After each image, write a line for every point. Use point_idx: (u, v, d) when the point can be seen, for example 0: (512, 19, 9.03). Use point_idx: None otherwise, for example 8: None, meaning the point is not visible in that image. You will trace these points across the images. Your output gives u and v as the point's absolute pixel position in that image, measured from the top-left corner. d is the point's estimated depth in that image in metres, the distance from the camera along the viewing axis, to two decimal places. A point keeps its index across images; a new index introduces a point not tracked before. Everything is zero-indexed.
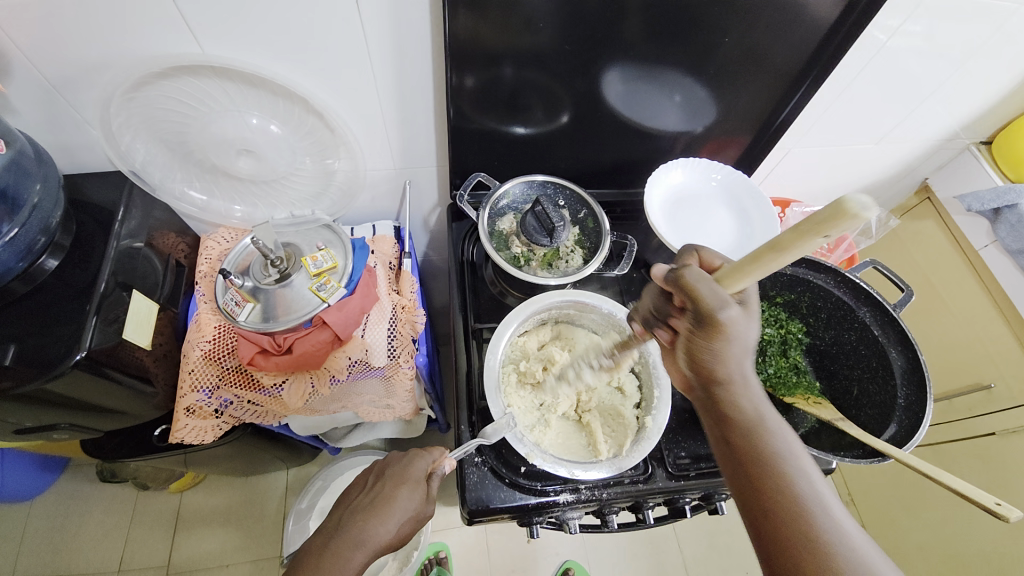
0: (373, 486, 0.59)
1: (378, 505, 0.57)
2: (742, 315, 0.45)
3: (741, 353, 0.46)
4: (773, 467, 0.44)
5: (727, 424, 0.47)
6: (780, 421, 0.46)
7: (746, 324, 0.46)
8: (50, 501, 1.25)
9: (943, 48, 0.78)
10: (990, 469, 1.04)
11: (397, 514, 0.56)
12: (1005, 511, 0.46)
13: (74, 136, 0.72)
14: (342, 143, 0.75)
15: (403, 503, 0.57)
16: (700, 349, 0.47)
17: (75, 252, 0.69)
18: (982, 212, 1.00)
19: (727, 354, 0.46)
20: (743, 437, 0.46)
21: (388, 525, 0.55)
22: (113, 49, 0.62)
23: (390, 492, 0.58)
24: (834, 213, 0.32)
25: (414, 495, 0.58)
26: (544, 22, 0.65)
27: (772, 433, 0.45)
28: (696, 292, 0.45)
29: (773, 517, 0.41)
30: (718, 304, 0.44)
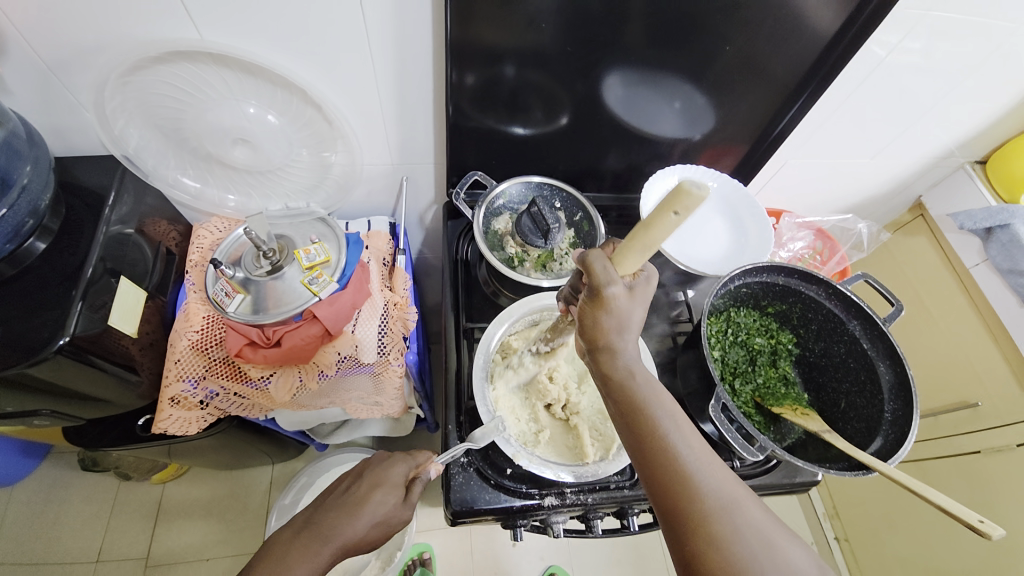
0: (349, 484, 0.58)
1: (352, 503, 0.55)
2: (627, 295, 0.47)
3: (624, 325, 0.47)
4: (650, 423, 0.45)
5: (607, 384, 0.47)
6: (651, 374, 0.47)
7: (629, 303, 0.47)
8: (30, 488, 1.23)
9: (942, 66, 0.79)
10: (974, 486, 1.05)
11: (370, 513, 0.54)
12: (987, 528, 0.45)
13: (67, 119, 0.71)
14: (340, 136, 0.74)
15: (377, 504, 0.55)
16: (587, 320, 0.47)
17: (63, 237, 0.68)
18: (974, 230, 1.01)
19: (610, 324, 0.47)
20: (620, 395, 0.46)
21: (360, 524, 0.54)
22: (111, 32, 0.61)
23: (365, 491, 0.56)
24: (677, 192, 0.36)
25: (389, 498, 0.56)
26: (547, 23, 0.65)
27: (646, 387, 0.46)
28: (591, 269, 0.46)
29: (660, 474, 0.43)
30: (605, 279, 0.45)
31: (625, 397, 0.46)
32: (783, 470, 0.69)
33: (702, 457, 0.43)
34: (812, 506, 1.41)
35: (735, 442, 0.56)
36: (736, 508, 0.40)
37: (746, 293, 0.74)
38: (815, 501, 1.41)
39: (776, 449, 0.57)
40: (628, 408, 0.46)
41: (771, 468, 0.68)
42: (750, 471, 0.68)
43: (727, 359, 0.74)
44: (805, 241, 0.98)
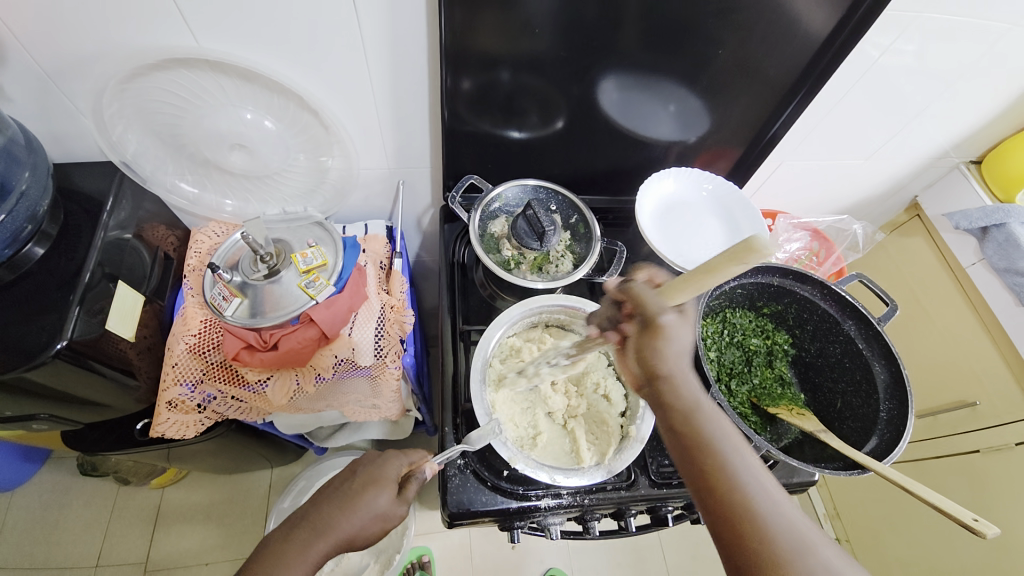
0: (343, 480, 0.59)
1: (346, 500, 0.56)
2: (679, 319, 0.49)
3: (679, 350, 0.49)
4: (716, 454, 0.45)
5: (670, 414, 0.48)
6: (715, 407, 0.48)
7: (683, 325, 0.49)
8: (30, 493, 1.23)
9: (934, 67, 0.79)
10: (974, 486, 1.05)
11: (361, 509, 0.56)
12: (981, 527, 0.45)
13: (65, 125, 0.71)
14: (336, 141, 0.75)
15: (372, 501, 0.56)
16: (644, 346, 0.49)
17: (62, 242, 0.69)
18: (970, 230, 1.01)
19: (666, 350, 0.49)
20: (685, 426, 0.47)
21: (354, 522, 0.55)
22: (109, 40, 0.62)
23: (360, 489, 0.57)
24: (746, 247, 0.38)
25: (383, 495, 0.57)
26: (541, 28, 0.66)
27: (710, 422, 0.47)
28: (641, 299, 0.50)
29: (726, 508, 0.43)
30: (658, 308, 0.49)
31: (690, 429, 0.47)
32: (781, 470, 0.68)
33: (772, 497, 0.43)
34: (812, 506, 1.41)
35: None
36: (810, 552, 0.40)
37: (741, 294, 0.74)
38: (815, 502, 1.40)
39: (771, 448, 0.57)
40: (695, 440, 0.46)
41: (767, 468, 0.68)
42: None
43: (723, 360, 0.74)
44: (800, 242, 0.98)
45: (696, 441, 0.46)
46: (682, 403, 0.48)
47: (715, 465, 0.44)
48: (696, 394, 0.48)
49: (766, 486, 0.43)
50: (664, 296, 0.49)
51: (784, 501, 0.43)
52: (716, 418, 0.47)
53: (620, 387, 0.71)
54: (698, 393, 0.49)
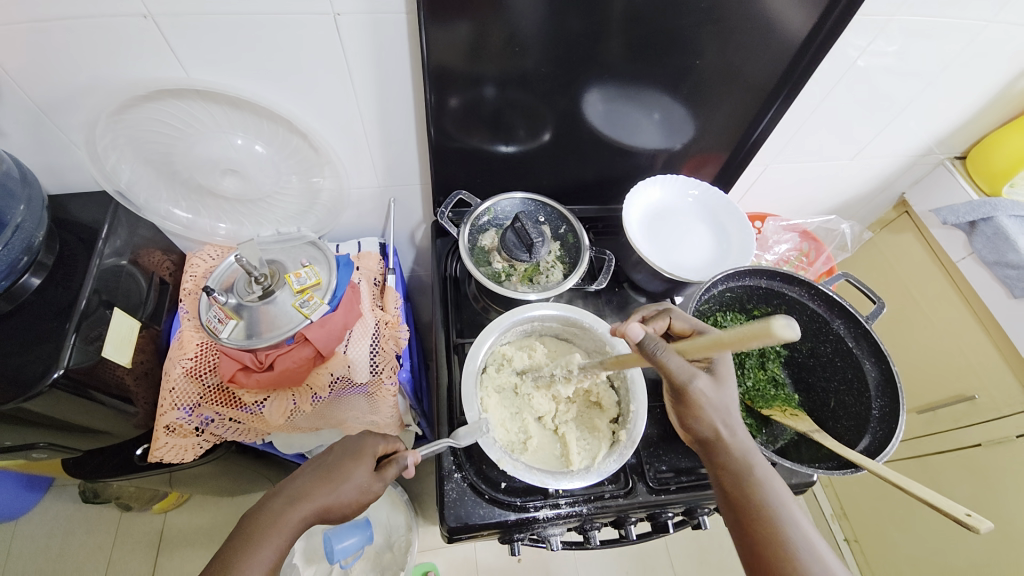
0: (322, 459, 0.60)
1: (324, 474, 0.57)
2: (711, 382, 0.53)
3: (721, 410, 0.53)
4: (768, 515, 0.49)
5: (720, 467, 0.53)
6: (768, 468, 0.52)
7: (717, 391, 0.53)
8: (31, 523, 1.22)
9: (913, 67, 0.81)
10: (978, 480, 1.04)
11: (341, 482, 0.56)
12: (975, 522, 0.45)
13: (60, 157, 0.73)
14: (326, 162, 0.76)
15: (351, 475, 0.57)
16: (685, 417, 0.54)
17: (58, 271, 0.70)
18: (958, 224, 1.02)
19: (709, 421, 0.53)
20: (736, 485, 0.51)
21: (331, 494, 0.55)
22: (101, 74, 0.63)
23: (339, 464, 0.58)
24: (763, 331, 0.38)
25: (363, 471, 0.58)
26: (524, 45, 0.67)
27: (761, 480, 0.51)
28: (665, 367, 0.51)
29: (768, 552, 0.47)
30: (685, 378, 0.51)
31: (741, 487, 0.51)
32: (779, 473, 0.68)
33: (817, 554, 0.46)
34: (819, 507, 1.39)
35: None
36: None
37: (730, 296, 0.74)
38: (822, 502, 1.39)
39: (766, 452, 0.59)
40: (745, 498, 0.50)
41: None
42: None
43: None
44: (790, 243, 0.99)
45: (746, 497, 0.50)
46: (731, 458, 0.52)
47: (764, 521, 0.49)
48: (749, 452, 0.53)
49: (814, 545, 0.47)
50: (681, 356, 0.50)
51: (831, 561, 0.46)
52: (767, 477, 0.51)
53: (612, 393, 0.71)
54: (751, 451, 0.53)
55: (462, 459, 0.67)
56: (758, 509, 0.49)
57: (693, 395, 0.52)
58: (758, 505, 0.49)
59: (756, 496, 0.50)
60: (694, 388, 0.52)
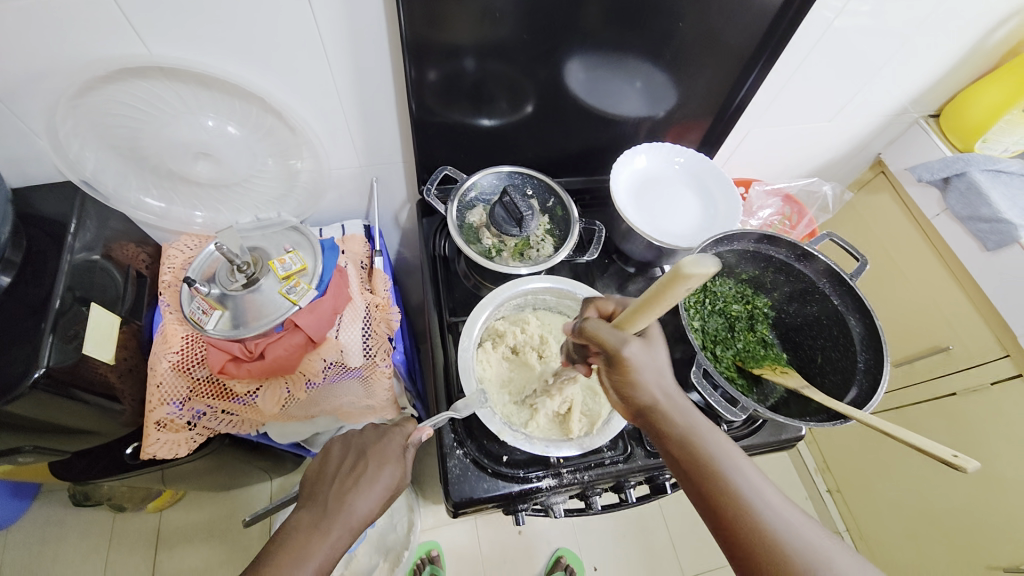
0: (343, 468, 0.60)
1: (354, 483, 0.58)
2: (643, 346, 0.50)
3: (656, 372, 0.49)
4: (721, 482, 0.45)
5: (666, 441, 0.48)
6: (711, 428, 0.48)
7: (650, 350, 0.50)
8: (22, 531, 1.19)
9: (888, 25, 0.81)
10: (955, 426, 1.10)
11: (378, 490, 0.58)
12: (962, 462, 0.47)
13: (18, 147, 0.68)
14: (304, 142, 0.74)
15: (379, 478, 0.58)
16: (620, 390, 0.50)
17: (28, 269, 0.66)
18: (932, 181, 1.04)
19: (647, 387, 0.49)
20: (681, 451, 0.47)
21: (366, 501, 0.56)
22: (55, 55, 0.59)
23: (364, 470, 0.59)
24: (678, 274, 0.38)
25: (391, 472, 0.59)
26: (502, 12, 0.65)
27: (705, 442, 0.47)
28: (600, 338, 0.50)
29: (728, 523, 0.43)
30: (617, 342, 0.49)
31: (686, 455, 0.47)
32: (769, 429, 0.72)
33: (774, 504, 0.44)
34: (804, 464, 1.46)
35: (718, 405, 0.60)
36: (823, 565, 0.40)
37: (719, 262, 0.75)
38: (806, 459, 1.45)
39: (758, 409, 0.60)
40: (692, 466, 0.46)
41: (758, 428, 0.72)
42: (737, 433, 0.71)
43: (707, 328, 0.75)
44: (773, 208, 1.00)
45: (695, 470, 0.46)
46: (676, 432, 0.48)
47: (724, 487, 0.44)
48: (689, 419, 0.48)
49: (766, 498, 0.44)
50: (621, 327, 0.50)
51: (797, 519, 0.43)
52: (717, 440, 0.47)
53: None
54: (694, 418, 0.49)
55: (463, 435, 0.67)
56: (710, 473, 0.45)
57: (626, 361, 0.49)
58: (712, 474, 0.45)
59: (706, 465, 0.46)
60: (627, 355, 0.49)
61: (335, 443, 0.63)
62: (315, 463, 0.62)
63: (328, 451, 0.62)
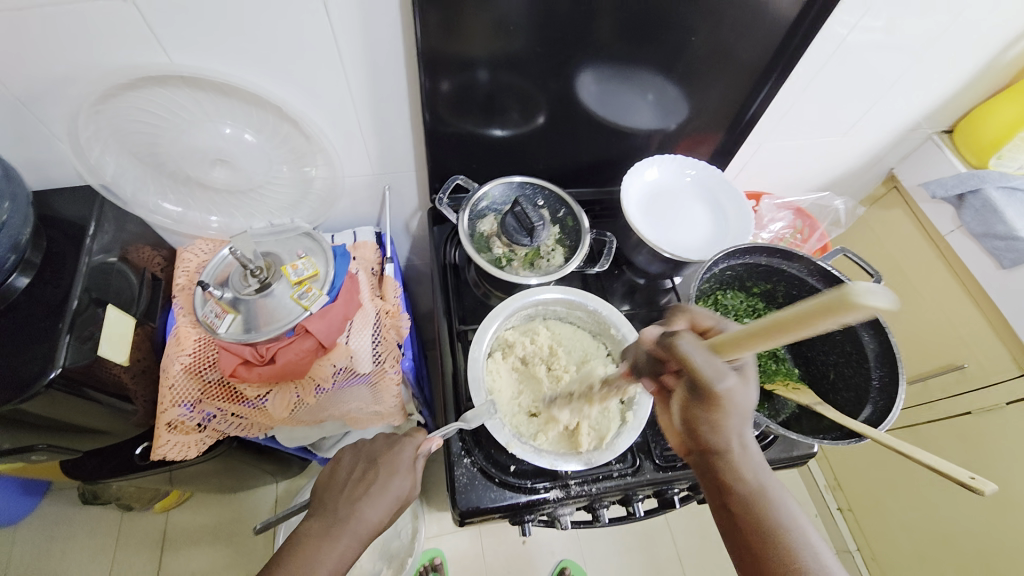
0: (353, 476, 0.60)
1: (362, 492, 0.58)
2: (739, 384, 0.44)
3: (743, 413, 0.45)
4: (781, 544, 0.43)
5: (730, 494, 0.46)
6: (778, 484, 0.46)
7: (745, 392, 0.45)
8: (30, 529, 1.20)
9: (901, 42, 0.81)
10: (969, 446, 1.08)
11: (387, 500, 0.58)
12: (979, 484, 0.47)
13: (41, 151, 0.70)
14: (319, 149, 0.75)
15: (389, 487, 0.58)
16: (699, 424, 0.46)
17: (47, 270, 0.68)
18: (946, 197, 1.03)
19: (728, 431, 0.45)
20: (744, 506, 0.45)
21: (374, 510, 0.57)
22: (80, 63, 0.61)
23: (374, 478, 0.59)
24: (837, 302, 0.28)
25: (400, 482, 0.59)
26: (516, 25, 0.66)
27: (774, 502, 0.45)
28: (689, 362, 0.42)
29: None
30: (715, 376, 0.41)
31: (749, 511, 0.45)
32: (781, 445, 0.71)
33: (832, 571, 0.42)
34: (813, 480, 1.43)
35: None
36: None
37: (730, 275, 0.75)
38: (816, 475, 1.43)
39: (769, 424, 0.59)
40: (751, 522, 0.45)
41: (768, 444, 0.71)
42: None
43: None
44: (785, 221, 1.00)
45: (753, 526, 0.45)
46: (744, 484, 0.46)
47: (785, 551, 0.43)
48: (760, 477, 0.46)
49: (832, 572, 0.42)
50: (718, 353, 0.42)
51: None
52: (781, 500, 0.46)
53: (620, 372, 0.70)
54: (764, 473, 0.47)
55: (471, 444, 0.67)
56: (769, 530, 0.44)
57: (720, 396, 0.42)
58: (771, 532, 0.44)
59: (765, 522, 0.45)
60: (724, 390, 0.42)
61: (346, 451, 0.63)
62: (326, 470, 0.63)
63: (339, 458, 0.63)
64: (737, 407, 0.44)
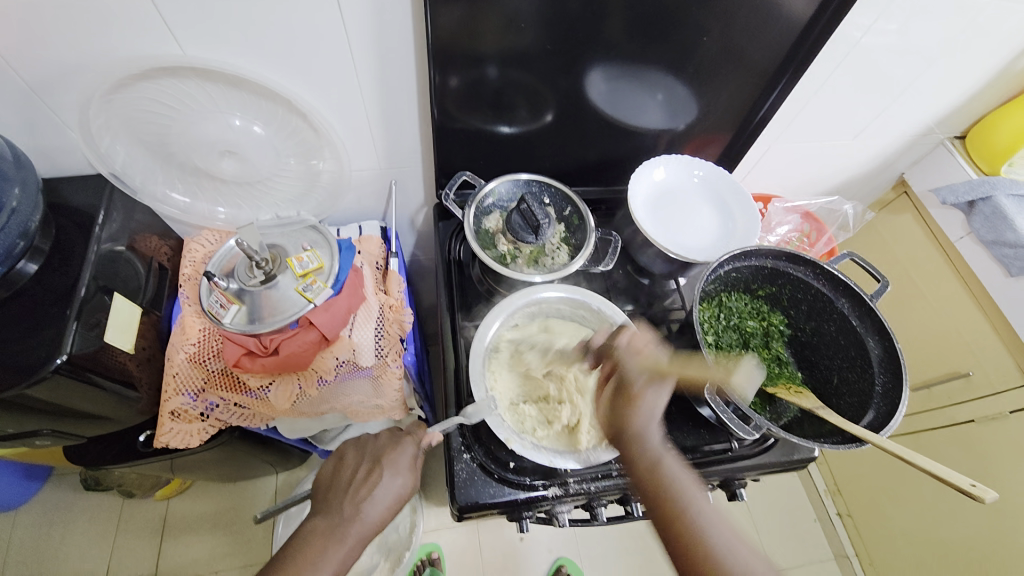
0: (358, 475, 0.60)
1: (367, 491, 0.58)
2: (651, 385, 0.57)
3: (648, 408, 0.55)
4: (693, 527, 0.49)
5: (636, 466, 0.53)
6: (681, 468, 0.52)
7: (655, 388, 0.57)
8: (33, 513, 1.22)
9: (915, 46, 0.80)
10: (971, 455, 1.08)
11: (389, 498, 0.59)
12: (980, 492, 0.47)
13: (52, 139, 0.71)
14: (327, 143, 0.75)
15: (392, 486, 0.59)
16: (617, 411, 0.56)
17: (55, 256, 0.68)
18: (957, 204, 1.02)
19: (638, 416, 0.55)
20: (650, 482, 0.52)
21: (378, 510, 0.58)
22: (92, 51, 0.61)
23: (379, 478, 0.59)
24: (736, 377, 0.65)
25: (402, 479, 0.60)
26: (527, 22, 0.66)
27: (675, 479, 0.51)
28: (622, 367, 0.59)
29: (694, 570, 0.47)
30: (635, 379, 0.57)
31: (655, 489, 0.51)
32: (781, 449, 0.71)
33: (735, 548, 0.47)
34: (812, 485, 1.42)
35: (730, 422, 0.60)
36: None
37: (737, 277, 0.74)
38: (817, 480, 1.41)
39: (772, 427, 0.59)
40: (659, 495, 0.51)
41: (768, 447, 0.71)
42: (746, 452, 0.70)
43: (721, 343, 0.73)
44: (791, 224, 1.00)
45: (657, 491, 0.51)
46: (648, 465, 0.53)
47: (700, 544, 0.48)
48: (660, 446, 0.53)
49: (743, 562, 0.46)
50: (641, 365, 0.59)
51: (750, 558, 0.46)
52: (682, 477, 0.52)
53: None
54: (666, 452, 0.54)
55: (471, 440, 0.68)
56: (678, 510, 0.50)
57: (635, 393, 0.56)
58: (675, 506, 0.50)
59: (671, 503, 0.50)
60: (639, 390, 0.56)
61: (348, 448, 0.64)
62: (329, 467, 0.63)
63: (342, 457, 0.63)
64: (643, 406, 0.55)
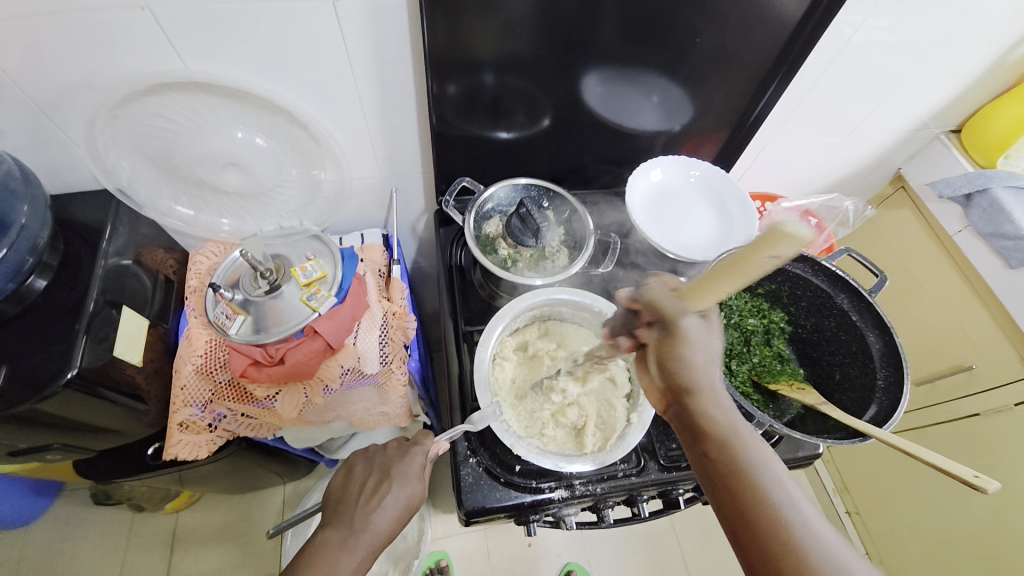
0: (368, 486, 0.61)
1: (377, 502, 0.59)
2: (701, 325, 0.50)
3: (704, 359, 0.50)
4: (767, 511, 0.42)
5: (706, 442, 0.47)
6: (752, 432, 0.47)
7: (707, 333, 0.50)
8: (42, 529, 1.22)
9: (907, 42, 0.81)
10: (978, 451, 1.07)
11: (397, 509, 0.59)
12: (984, 483, 0.47)
13: (59, 156, 0.72)
14: (328, 153, 0.75)
15: (402, 496, 0.60)
16: (669, 361, 0.49)
17: (63, 271, 0.69)
18: (954, 198, 1.03)
19: (692, 364, 0.49)
20: (721, 452, 0.46)
21: (388, 519, 0.58)
22: (96, 71, 0.62)
23: (388, 489, 0.60)
24: None
25: (411, 489, 0.61)
26: (522, 28, 0.67)
27: (748, 445, 0.46)
28: (659, 303, 0.50)
29: (759, 548, 0.41)
30: (678, 311, 0.49)
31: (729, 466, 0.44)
32: (786, 445, 0.71)
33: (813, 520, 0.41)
34: (821, 482, 1.42)
35: None
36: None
37: None
38: (824, 478, 1.41)
39: (774, 424, 0.60)
40: (734, 470, 0.44)
41: (774, 445, 0.71)
42: None
43: None
44: (790, 222, 1.00)
45: (730, 462, 0.45)
46: (717, 428, 0.47)
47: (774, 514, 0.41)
48: (732, 419, 0.48)
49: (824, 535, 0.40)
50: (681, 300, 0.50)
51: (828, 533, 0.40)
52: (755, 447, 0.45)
53: (625, 367, 0.71)
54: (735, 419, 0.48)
55: (477, 444, 0.68)
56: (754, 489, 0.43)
57: (681, 328, 0.49)
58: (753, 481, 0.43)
59: (743, 469, 0.44)
60: (686, 325, 0.49)
61: (357, 460, 0.64)
62: (339, 479, 0.64)
63: (351, 468, 0.64)
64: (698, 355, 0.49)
